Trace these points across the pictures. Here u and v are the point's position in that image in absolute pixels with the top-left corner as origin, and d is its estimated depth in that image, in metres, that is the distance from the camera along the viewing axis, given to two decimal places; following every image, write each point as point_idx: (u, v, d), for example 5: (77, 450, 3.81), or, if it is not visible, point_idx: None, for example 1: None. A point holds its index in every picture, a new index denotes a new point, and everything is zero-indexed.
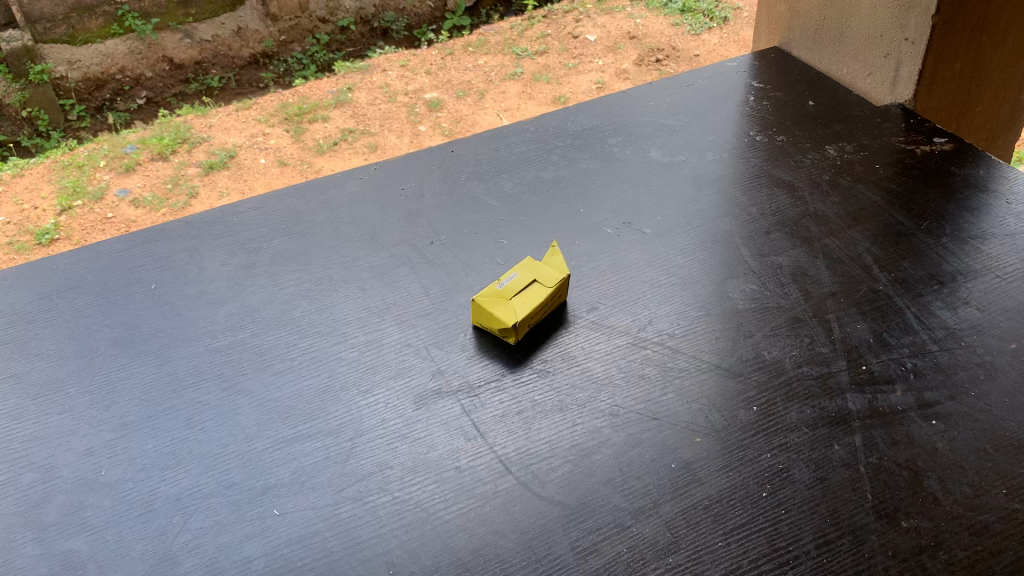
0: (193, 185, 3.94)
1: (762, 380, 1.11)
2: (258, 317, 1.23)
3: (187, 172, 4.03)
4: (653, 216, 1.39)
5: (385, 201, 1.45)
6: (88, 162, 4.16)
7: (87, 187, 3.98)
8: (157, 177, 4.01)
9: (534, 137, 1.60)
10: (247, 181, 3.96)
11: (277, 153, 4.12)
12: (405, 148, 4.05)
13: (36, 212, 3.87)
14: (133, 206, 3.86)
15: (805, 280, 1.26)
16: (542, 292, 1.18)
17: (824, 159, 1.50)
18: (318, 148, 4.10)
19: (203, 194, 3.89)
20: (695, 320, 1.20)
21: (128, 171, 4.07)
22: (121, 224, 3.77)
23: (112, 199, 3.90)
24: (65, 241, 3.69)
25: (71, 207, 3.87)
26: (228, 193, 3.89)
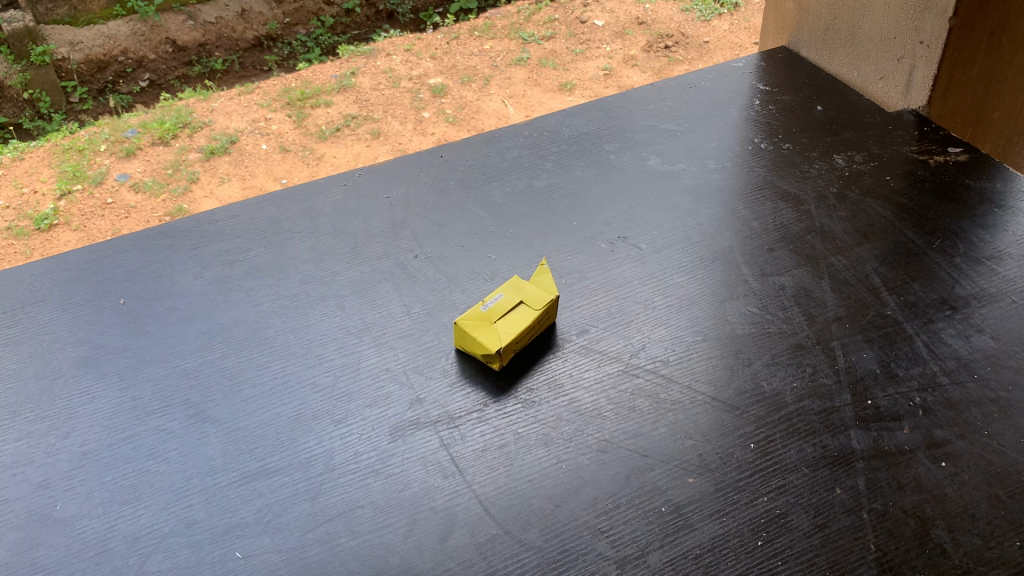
0: (194, 170, 3.87)
1: (760, 415, 1.04)
2: (229, 338, 1.18)
3: (187, 157, 3.95)
4: (650, 231, 1.32)
5: (369, 210, 1.38)
6: (89, 146, 4.08)
7: (87, 171, 3.90)
8: (156, 162, 3.94)
9: (528, 142, 1.52)
10: (249, 168, 3.87)
11: (279, 139, 4.03)
12: (407, 136, 3.97)
13: (36, 197, 3.79)
14: (133, 192, 3.78)
15: (808, 303, 1.19)
16: (529, 315, 1.11)
17: (831, 170, 1.42)
18: (321, 134, 4.01)
19: (204, 180, 3.82)
20: (691, 346, 1.13)
21: (127, 155, 3.99)
22: (121, 210, 3.69)
23: (112, 184, 3.83)
24: (64, 227, 3.62)
25: (70, 192, 3.79)
26: (228, 179, 3.81)
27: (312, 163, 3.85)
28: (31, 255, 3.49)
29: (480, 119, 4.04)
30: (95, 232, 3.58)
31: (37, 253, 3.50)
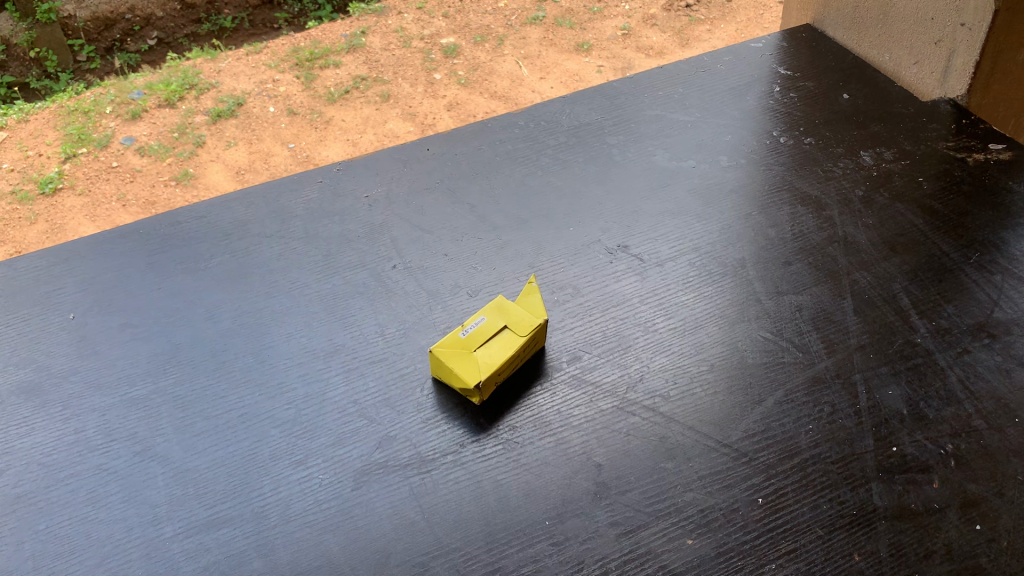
0: (200, 132, 3.09)
1: (770, 463, 0.92)
2: (184, 361, 1.07)
3: (194, 120, 3.15)
4: (654, 239, 1.19)
5: (346, 212, 1.26)
6: (95, 108, 3.23)
7: (93, 133, 3.11)
8: (165, 124, 3.14)
9: (523, 134, 1.38)
10: (259, 134, 3.08)
11: (288, 101, 3.22)
12: (419, 100, 3.21)
13: (42, 159, 3.02)
14: (131, 158, 3.00)
15: (827, 327, 1.06)
16: (516, 341, 1.00)
17: (857, 168, 1.28)
18: (330, 96, 3.22)
19: (211, 144, 3.05)
20: (696, 378, 1.01)
21: (132, 117, 3.17)
22: (120, 175, 2.95)
23: (117, 147, 3.05)
24: (69, 190, 2.91)
25: (76, 155, 3.03)
26: (235, 143, 3.05)
27: (320, 126, 3.11)
28: (34, 223, 2.80)
29: (493, 80, 3.30)
30: (101, 196, 2.88)
31: (43, 219, 2.81)
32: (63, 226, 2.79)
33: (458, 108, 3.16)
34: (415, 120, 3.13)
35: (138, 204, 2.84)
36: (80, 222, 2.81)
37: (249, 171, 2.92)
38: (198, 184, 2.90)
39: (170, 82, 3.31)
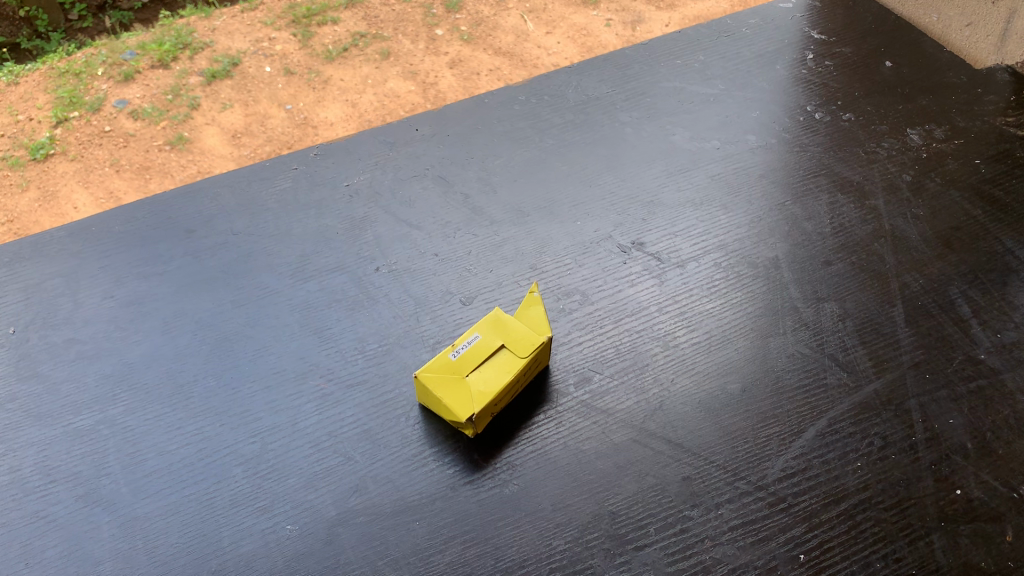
0: (195, 98, 1.38)
1: (812, 510, 0.79)
2: (137, 384, 0.94)
3: (190, 81, 1.40)
4: (673, 234, 1.04)
5: (324, 205, 1.11)
6: (84, 69, 1.42)
7: (86, 96, 1.38)
8: (165, 82, 1.40)
9: (524, 110, 1.22)
10: (251, 95, 1.39)
11: (285, 55, 1.45)
12: (423, 63, 1.44)
13: (30, 122, 1.35)
14: (134, 122, 1.34)
15: (875, 340, 0.92)
16: (515, 363, 0.86)
17: (903, 149, 1.13)
18: (328, 54, 1.45)
19: (211, 107, 1.37)
20: (724, 404, 0.88)
21: (125, 76, 1.41)
22: (119, 140, 1.32)
23: (105, 111, 1.36)
24: (59, 158, 1.30)
25: (71, 120, 1.35)
26: (225, 106, 1.37)
27: (305, 90, 1.39)
28: (27, 191, 1.26)
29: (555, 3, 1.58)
30: (96, 164, 1.29)
31: (37, 188, 1.26)
32: (57, 196, 1.25)
33: (463, 69, 1.44)
34: (414, 80, 1.42)
35: (137, 169, 1.28)
36: (75, 193, 1.25)
37: (245, 139, 1.32)
38: (195, 150, 1.30)
39: (161, 34, 1.47)
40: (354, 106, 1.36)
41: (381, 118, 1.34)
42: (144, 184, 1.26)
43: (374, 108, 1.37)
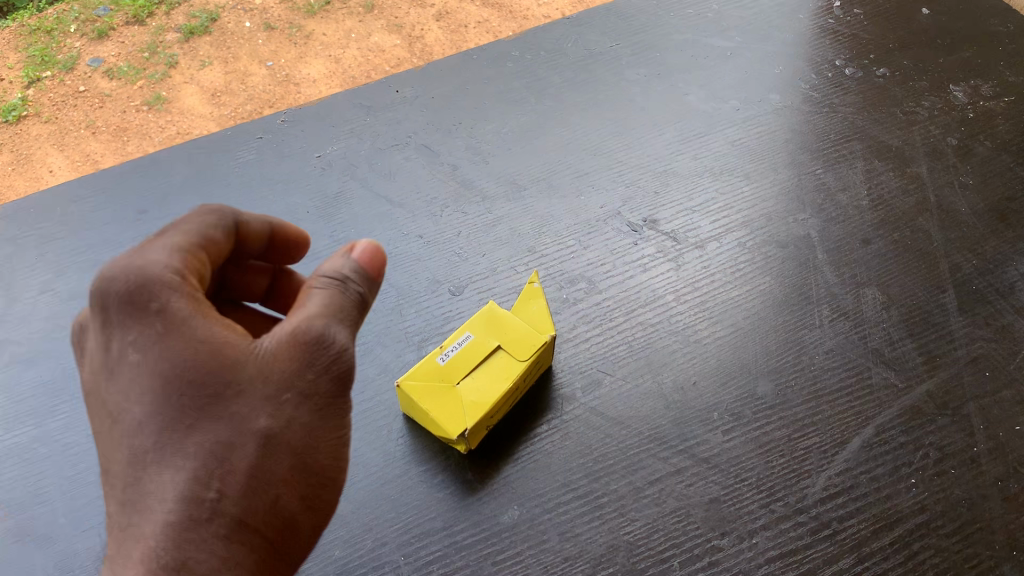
0: (174, 55, 1.22)
1: (861, 538, 0.68)
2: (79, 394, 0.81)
3: (169, 36, 1.24)
4: (690, 210, 0.92)
5: (293, 178, 0.97)
6: (56, 25, 1.26)
7: (59, 55, 1.22)
8: (141, 38, 1.24)
9: (518, 68, 1.08)
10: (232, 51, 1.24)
11: (264, 9, 1.30)
12: (408, 15, 1.30)
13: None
14: (109, 81, 1.18)
15: (925, 332, 0.80)
16: (513, 369, 0.74)
17: (946, 108, 1.00)
18: (309, 7, 1.30)
19: (187, 63, 1.21)
20: (755, 410, 0.76)
21: (99, 33, 1.25)
22: (94, 101, 1.16)
23: (80, 68, 1.20)
24: (32, 120, 1.15)
25: (43, 79, 1.19)
26: (201, 62, 1.22)
27: (278, 45, 1.24)
28: None
29: None
30: (71, 126, 1.14)
31: (9, 151, 1.10)
32: (30, 159, 1.10)
33: (453, 22, 1.29)
34: (399, 34, 1.27)
35: (114, 130, 1.13)
36: (49, 157, 1.10)
37: (224, 97, 1.17)
38: (173, 110, 1.15)
39: None
40: (337, 62, 1.22)
41: (366, 73, 1.21)
42: (122, 147, 1.11)
43: (358, 63, 1.23)
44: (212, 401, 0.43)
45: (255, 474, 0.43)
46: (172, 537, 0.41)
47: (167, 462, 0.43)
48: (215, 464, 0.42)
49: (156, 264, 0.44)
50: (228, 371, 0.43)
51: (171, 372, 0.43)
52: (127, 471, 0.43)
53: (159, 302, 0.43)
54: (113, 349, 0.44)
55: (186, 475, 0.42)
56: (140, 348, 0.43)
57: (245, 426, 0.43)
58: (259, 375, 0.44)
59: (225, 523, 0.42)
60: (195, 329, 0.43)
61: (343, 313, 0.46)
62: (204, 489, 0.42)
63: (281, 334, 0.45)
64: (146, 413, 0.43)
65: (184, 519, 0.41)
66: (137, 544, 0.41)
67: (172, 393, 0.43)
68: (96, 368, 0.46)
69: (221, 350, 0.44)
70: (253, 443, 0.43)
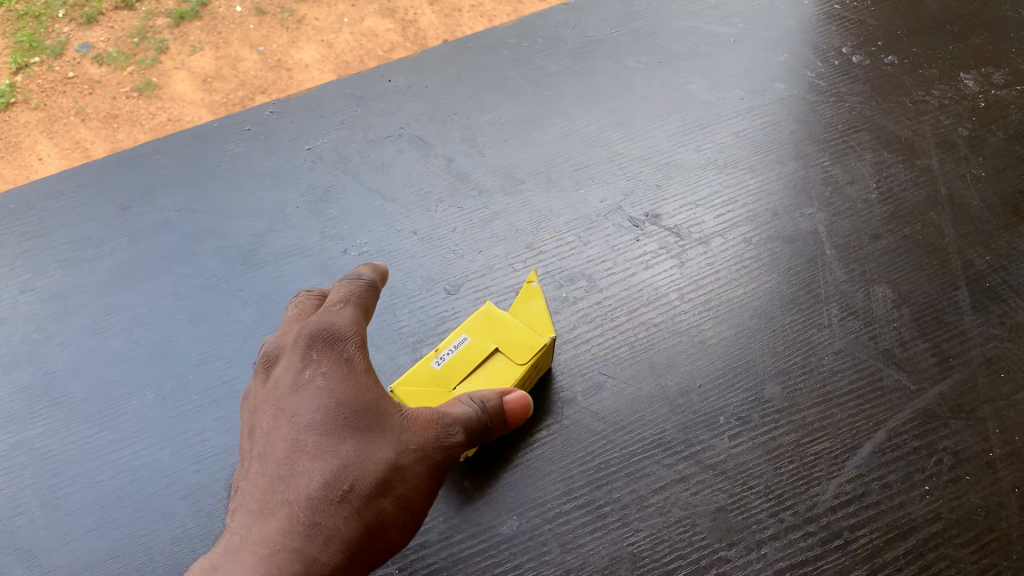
0: (165, 41, 1.18)
1: (874, 548, 0.66)
2: (61, 399, 0.78)
3: (160, 22, 1.20)
4: (693, 204, 0.89)
5: (282, 172, 0.94)
6: (44, 11, 1.21)
7: (47, 40, 1.18)
8: (131, 23, 1.20)
9: (515, 55, 1.05)
10: (223, 37, 1.20)
11: None
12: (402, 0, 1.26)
13: None
14: (98, 67, 1.14)
15: (938, 332, 0.78)
16: (511, 372, 0.70)
17: (957, 97, 0.97)
18: None
19: (176, 49, 1.17)
20: (762, 414, 0.73)
21: (89, 18, 1.21)
22: (83, 87, 1.13)
23: (70, 53, 1.16)
24: (20, 107, 1.11)
25: (31, 65, 1.15)
26: (191, 48, 1.18)
27: (268, 31, 1.20)
28: None
29: None
30: (60, 113, 1.10)
31: None
32: (18, 147, 1.06)
33: (449, 6, 1.25)
34: (392, 19, 1.23)
35: (104, 117, 1.09)
36: (38, 145, 1.06)
37: (215, 83, 1.13)
38: (163, 97, 1.11)
39: None
40: (330, 47, 1.18)
41: (359, 59, 1.17)
42: (112, 135, 1.07)
43: (351, 48, 1.19)
44: (366, 427, 0.51)
45: (379, 493, 0.50)
46: (312, 506, 0.48)
47: (318, 456, 0.50)
48: (355, 470, 0.50)
49: (338, 316, 0.56)
50: (382, 416, 0.53)
51: (343, 399, 0.52)
52: (278, 454, 0.50)
53: (351, 339, 0.55)
54: (299, 366, 0.54)
55: (330, 470, 0.49)
56: (326, 364, 0.54)
57: (382, 454, 0.51)
58: (400, 431, 0.53)
59: (348, 518, 0.48)
60: (370, 380, 0.54)
61: (475, 425, 0.55)
62: (341, 483, 0.49)
63: (424, 415, 0.54)
64: (312, 416, 0.51)
65: (322, 498, 0.48)
66: (278, 506, 0.48)
67: (338, 415, 0.51)
68: (266, 386, 0.55)
69: (383, 405, 0.53)
70: (387, 466, 0.51)
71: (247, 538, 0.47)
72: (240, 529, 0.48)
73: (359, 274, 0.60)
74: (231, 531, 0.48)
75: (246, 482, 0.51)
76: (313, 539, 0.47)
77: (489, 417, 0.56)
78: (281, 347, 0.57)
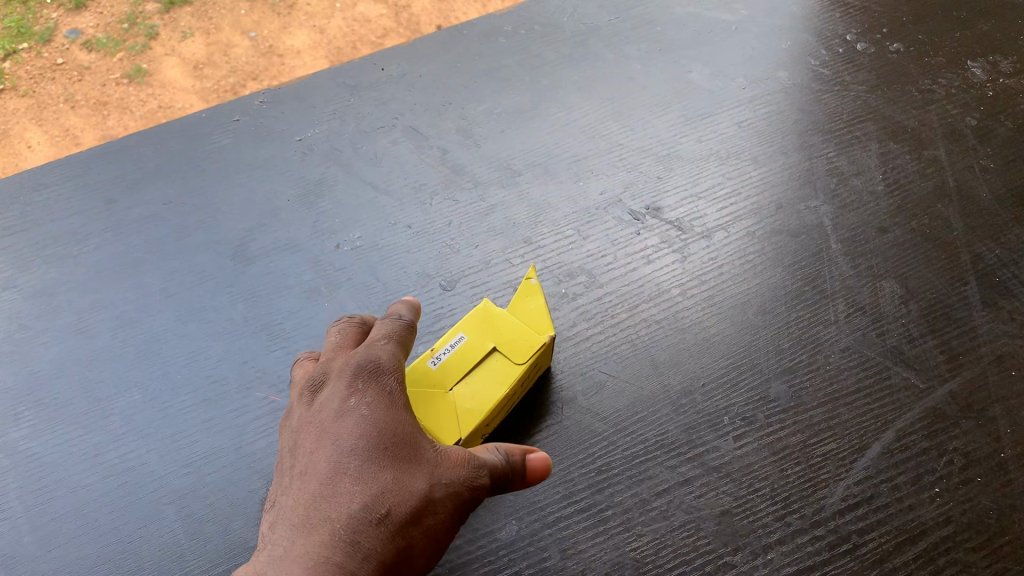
0: (156, 27, 1.14)
1: (883, 552, 0.64)
2: (45, 400, 0.76)
3: (150, 6, 1.17)
4: (695, 196, 0.87)
5: (272, 164, 0.91)
6: None
7: (35, 26, 1.14)
8: (121, 7, 1.16)
9: (512, 43, 1.02)
10: (214, 22, 1.16)
11: None
12: None
13: None
14: (87, 53, 1.11)
15: (947, 328, 0.76)
16: (510, 372, 0.68)
17: (964, 86, 0.95)
18: None
19: (166, 35, 1.13)
20: (768, 413, 0.71)
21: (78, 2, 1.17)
22: (73, 73, 1.09)
23: (58, 39, 1.12)
24: (8, 93, 1.08)
25: (19, 52, 1.11)
26: (181, 33, 1.14)
27: (259, 15, 1.18)
28: None
29: None
30: (49, 99, 1.07)
31: None
32: (6, 135, 1.03)
33: None
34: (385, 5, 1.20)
35: (94, 104, 1.05)
36: (27, 132, 1.04)
37: (206, 69, 1.10)
38: (154, 83, 1.08)
39: None
40: (321, 32, 1.15)
41: (351, 45, 1.14)
42: (102, 122, 1.04)
43: (343, 34, 1.16)
44: (407, 455, 0.49)
45: (415, 522, 0.47)
46: (352, 524, 0.45)
47: (360, 477, 0.47)
48: (396, 497, 0.47)
49: (381, 351, 0.56)
50: (422, 449, 0.50)
51: (386, 425, 0.50)
52: (320, 473, 0.47)
53: (393, 373, 0.54)
54: (344, 392, 0.52)
55: (372, 492, 0.47)
56: (371, 393, 0.52)
57: (421, 484, 0.48)
58: (436, 465, 0.50)
59: (386, 543, 0.46)
60: (408, 412, 0.52)
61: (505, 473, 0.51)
62: (381, 508, 0.46)
63: (457, 453, 0.51)
64: (356, 439, 0.49)
65: (361, 518, 0.45)
66: (320, 522, 0.45)
67: (381, 440, 0.49)
68: (308, 409, 0.53)
69: (420, 438, 0.51)
70: (426, 498, 0.48)
71: (288, 551, 0.44)
72: (279, 542, 0.44)
73: (399, 314, 0.60)
74: (269, 544, 0.45)
75: (282, 498, 0.48)
76: (352, 557, 0.44)
77: (517, 469, 0.52)
78: (323, 373, 0.55)
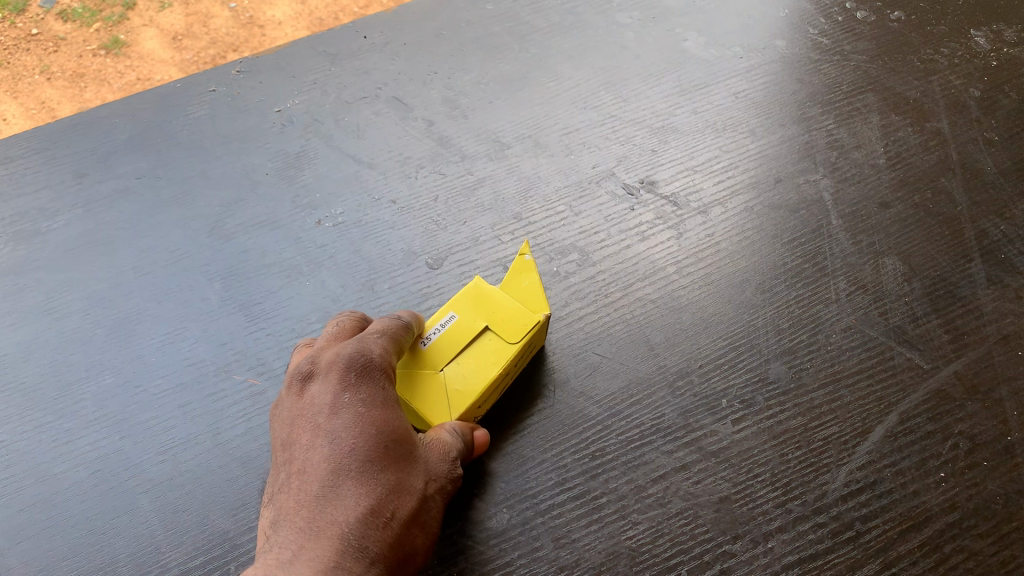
0: None
1: (887, 541, 0.61)
2: (13, 384, 0.72)
3: None
4: (692, 169, 0.84)
5: (249, 136, 0.87)
6: None
7: None
8: None
9: (499, 10, 0.98)
10: None
11: None
12: None
13: None
14: (63, 24, 1.05)
15: (952, 307, 0.73)
16: (503, 352, 0.65)
17: (968, 55, 0.92)
18: None
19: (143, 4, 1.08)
20: (767, 395, 0.69)
21: None
22: (48, 44, 1.03)
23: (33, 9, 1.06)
24: None
25: None
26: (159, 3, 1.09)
27: None
28: None
29: None
30: (23, 71, 1.01)
31: None
32: None
33: None
34: None
35: (70, 77, 1.00)
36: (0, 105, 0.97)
37: (185, 41, 1.05)
38: (132, 55, 1.03)
39: None
40: (303, 3, 1.11)
41: (333, 15, 1.10)
42: (80, 95, 0.99)
43: (325, 4, 1.12)
44: (404, 453, 0.52)
45: (413, 521, 0.50)
46: (361, 529, 0.47)
47: (364, 480, 0.49)
48: (395, 498, 0.49)
49: (373, 345, 0.57)
50: (413, 446, 0.53)
51: (384, 424, 0.51)
52: (321, 472, 0.48)
53: (384, 368, 0.55)
54: (337, 387, 0.52)
55: (376, 496, 0.48)
56: (364, 388, 0.53)
57: (415, 483, 0.51)
58: (426, 463, 0.53)
59: (390, 544, 0.48)
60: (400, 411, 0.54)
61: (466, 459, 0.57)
62: (385, 510, 0.48)
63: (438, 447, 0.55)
64: (357, 437, 0.50)
65: (369, 522, 0.47)
66: (328, 527, 0.46)
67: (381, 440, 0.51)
68: (300, 401, 0.53)
69: (412, 436, 0.53)
70: (419, 495, 0.51)
71: (298, 555, 0.45)
72: (287, 545, 0.45)
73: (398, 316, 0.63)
74: (277, 547, 0.45)
75: (282, 495, 0.49)
76: (362, 562, 0.46)
77: (466, 447, 0.58)
78: (311, 363, 0.55)
